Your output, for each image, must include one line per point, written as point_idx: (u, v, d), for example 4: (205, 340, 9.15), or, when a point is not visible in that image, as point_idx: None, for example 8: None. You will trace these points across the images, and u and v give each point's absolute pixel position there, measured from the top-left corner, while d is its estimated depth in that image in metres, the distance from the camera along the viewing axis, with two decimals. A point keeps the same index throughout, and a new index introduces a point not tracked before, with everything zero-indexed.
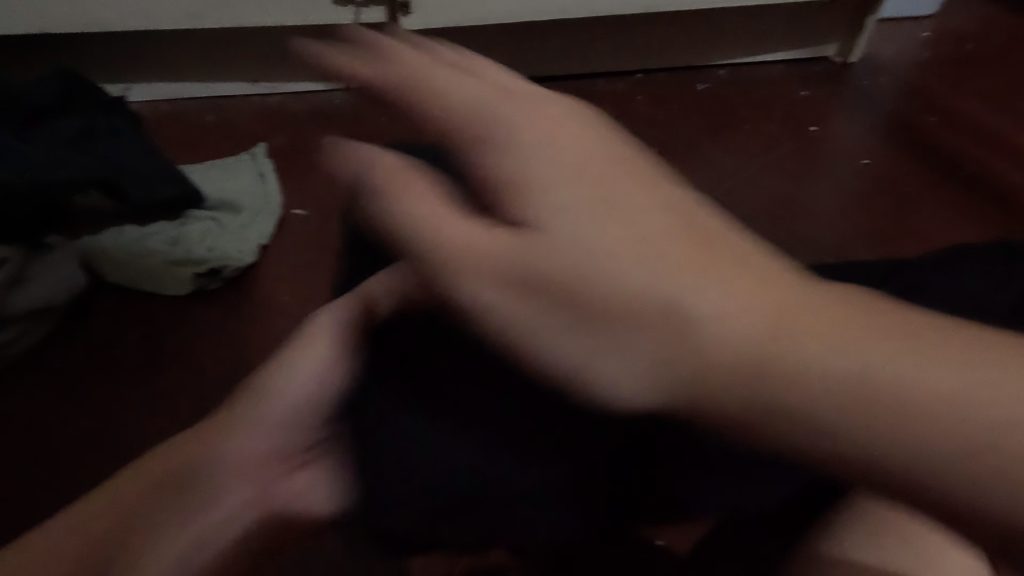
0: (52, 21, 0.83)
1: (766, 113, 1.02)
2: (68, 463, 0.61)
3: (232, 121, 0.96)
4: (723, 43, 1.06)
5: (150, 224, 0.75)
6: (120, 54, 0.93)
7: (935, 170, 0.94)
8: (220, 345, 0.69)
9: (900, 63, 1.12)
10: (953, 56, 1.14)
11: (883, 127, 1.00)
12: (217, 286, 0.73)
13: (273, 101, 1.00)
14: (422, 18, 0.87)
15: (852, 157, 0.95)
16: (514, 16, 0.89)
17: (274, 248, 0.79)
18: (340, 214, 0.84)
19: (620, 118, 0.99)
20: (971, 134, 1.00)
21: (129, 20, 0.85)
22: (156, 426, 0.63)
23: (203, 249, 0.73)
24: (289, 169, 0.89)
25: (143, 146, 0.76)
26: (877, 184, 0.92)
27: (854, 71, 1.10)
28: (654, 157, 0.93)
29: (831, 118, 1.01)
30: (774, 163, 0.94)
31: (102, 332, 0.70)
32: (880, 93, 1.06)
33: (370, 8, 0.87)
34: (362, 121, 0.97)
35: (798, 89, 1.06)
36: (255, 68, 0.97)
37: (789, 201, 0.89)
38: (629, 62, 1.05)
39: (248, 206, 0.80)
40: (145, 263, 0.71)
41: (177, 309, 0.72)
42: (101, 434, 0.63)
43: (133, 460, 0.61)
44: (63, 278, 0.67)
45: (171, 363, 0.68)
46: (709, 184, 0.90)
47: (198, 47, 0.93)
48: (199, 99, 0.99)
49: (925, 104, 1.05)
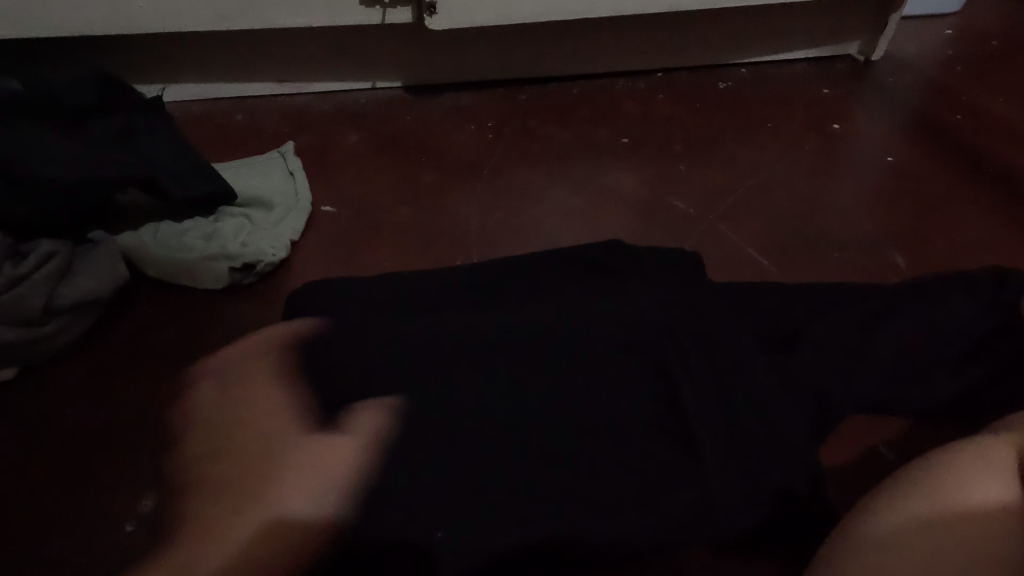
0: (89, 24, 0.85)
1: (788, 111, 1.02)
2: (109, 450, 0.63)
3: (261, 121, 0.98)
4: (744, 42, 1.06)
5: (185, 221, 0.77)
6: (153, 56, 0.95)
7: (960, 168, 0.94)
8: (253, 338, 0.71)
9: (924, 61, 1.11)
10: (978, 53, 1.14)
11: (907, 125, 1.00)
12: (250, 280, 0.75)
13: (300, 101, 1.02)
14: (447, 18, 0.89)
15: (876, 155, 0.95)
16: (537, 16, 0.90)
17: (304, 244, 0.80)
18: (368, 211, 0.85)
19: (641, 116, 1.00)
20: (997, 131, 0.99)
21: (163, 23, 0.87)
22: None
23: (237, 244, 0.75)
24: (316, 168, 0.91)
25: (178, 145, 0.79)
26: (901, 181, 0.92)
27: (877, 69, 1.09)
28: (677, 155, 0.94)
29: (853, 116, 1.01)
30: (797, 160, 0.94)
31: (139, 325, 0.72)
32: (904, 91, 1.06)
33: (396, 9, 0.89)
34: (387, 120, 0.98)
35: (820, 87, 1.06)
36: (283, 69, 0.99)
37: (812, 199, 0.89)
38: (650, 61, 1.06)
39: (278, 202, 0.82)
40: (182, 258, 0.73)
41: (211, 302, 0.74)
42: (140, 422, 0.65)
43: None
44: (107, 270, 0.69)
45: (206, 355, 0.69)
46: (731, 182, 0.91)
47: (228, 49, 0.96)
48: (229, 99, 1.02)
49: (949, 102, 1.04)
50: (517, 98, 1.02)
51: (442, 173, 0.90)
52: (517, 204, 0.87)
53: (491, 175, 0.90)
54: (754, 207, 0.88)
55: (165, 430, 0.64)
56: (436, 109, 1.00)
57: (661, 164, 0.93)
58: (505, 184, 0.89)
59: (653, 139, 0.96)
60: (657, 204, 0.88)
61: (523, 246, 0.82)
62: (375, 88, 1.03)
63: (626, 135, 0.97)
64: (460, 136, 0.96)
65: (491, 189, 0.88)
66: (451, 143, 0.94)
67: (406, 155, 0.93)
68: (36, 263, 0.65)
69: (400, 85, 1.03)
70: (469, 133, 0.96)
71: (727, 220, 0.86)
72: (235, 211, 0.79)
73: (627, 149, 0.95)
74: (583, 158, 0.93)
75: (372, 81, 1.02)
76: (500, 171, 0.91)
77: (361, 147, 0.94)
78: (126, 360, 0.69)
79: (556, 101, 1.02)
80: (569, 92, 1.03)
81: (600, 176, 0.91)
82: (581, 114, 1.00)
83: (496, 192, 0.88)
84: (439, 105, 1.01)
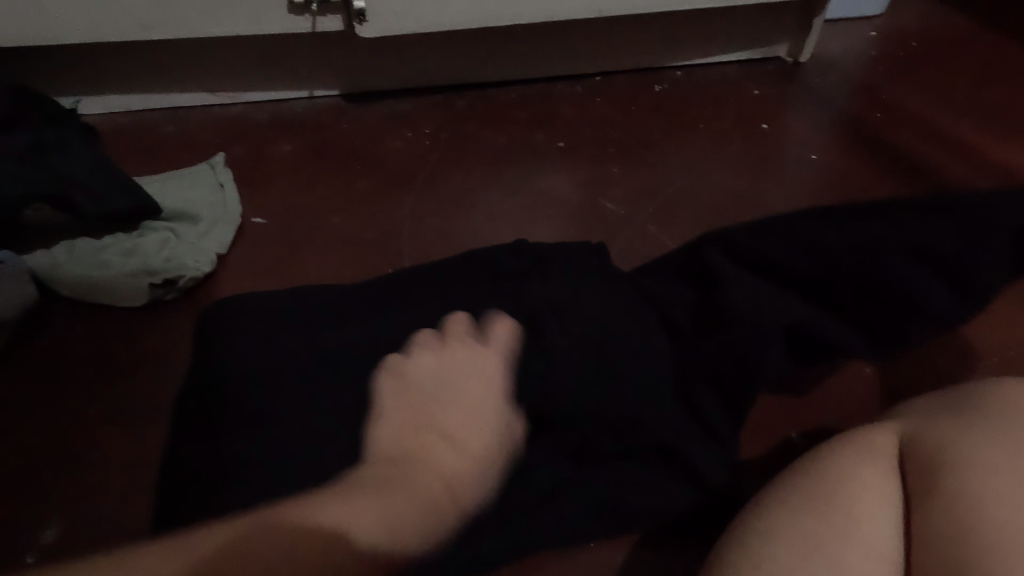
0: (1, 35, 0.82)
1: (719, 113, 1.05)
2: (20, 477, 0.60)
3: (191, 133, 0.96)
4: (676, 45, 1.09)
5: (103, 237, 0.75)
6: (73, 68, 0.92)
7: (880, 163, 0.98)
8: (177, 355, 0.69)
9: (848, 62, 1.16)
10: (899, 53, 1.19)
11: (832, 123, 1.04)
12: (173, 296, 0.73)
13: (232, 111, 1.00)
14: (378, 25, 0.88)
15: (802, 153, 0.99)
16: (468, 23, 0.91)
17: (233, 257, 0.79)
18: (302, 220, 0.84)
19: (578, 120, 1.01)
20: (916, 128, 1.04)
21: (80, 33, 0.84)
22: (112, 437, 0.63)
23: (158, 259, 0.73)
24: (248, 178, 0.89)
25: (95, 159, 0.76)
26: (825, 178, 0.95)
27: (804, 70, 1.14)
28: (612, 158, 0.96)
29: (781, 116, 1.05)
30: (728, 160, 0.97)
31: (55, 346, 0.69)
32: (829, 91, 1.10)
33: (325, 16, 0.88)
34: (323, 128, 0.97)
35: (750, 88, 1.09)
36: (213, 78, 0.97)
37: (742, 197, 0.92)
38: (586, 66, 1.08)
39: (204, 215, 0.80)
40: (98, 275, 0.71)
41: (132, 320, 0.71)
42: (56, 447, 0.62)
43: (87, 473, 0.61)
44: (12, 293, 0.66)
45: (127, 375, 0.67)
46: (665, 182, 0.93)
47: (154, 59, 0.93)
48: (158, 111, 0.99)
49: (872, 100, 1.09)
50: (455, 104, 1.02)
51: (378, 181, 0.90)
52: (454, 210, 0.87)
53: (429, 182, 0.90)
54: (686, 207, 0.90)
55: (81, 454, 0.62)
56: (374, 117, 0.99)
57: (596, 167, 0.94)
58: (442, 190, 0.89)
59: (588, 143, 0.98)
60: (592, 206, 0.89)
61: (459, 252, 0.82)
62: (310, 96, 1.02)
63: (563, 138, 0.98)
64: (397, 143, 0.95)
65: (428, 196, 0.88)
66: (388, 151, 0.94)
67: (342, 163, 0.92)
68: None
69: (336, 93, 1.02)
70: (406, 140, 0.96)
71: (659, 220, 0.88)
72: (158, 224, 0.77)
73: (564, 153, 0.96)
74: (521, 162, 0.94)
75: (308, 90, 1.01)
76: (438, 177, 0.91)
77: (295, 156, 0.93)
78: (39, 383, 0.66)
79: (493, 106, 1.02)
80: (506, 98, 1.04)
81: (537, 180, 0.92)
82: (518, 118, 1.01)
83: (432, 198, 0.88)
84: (376, 112, 1.00)
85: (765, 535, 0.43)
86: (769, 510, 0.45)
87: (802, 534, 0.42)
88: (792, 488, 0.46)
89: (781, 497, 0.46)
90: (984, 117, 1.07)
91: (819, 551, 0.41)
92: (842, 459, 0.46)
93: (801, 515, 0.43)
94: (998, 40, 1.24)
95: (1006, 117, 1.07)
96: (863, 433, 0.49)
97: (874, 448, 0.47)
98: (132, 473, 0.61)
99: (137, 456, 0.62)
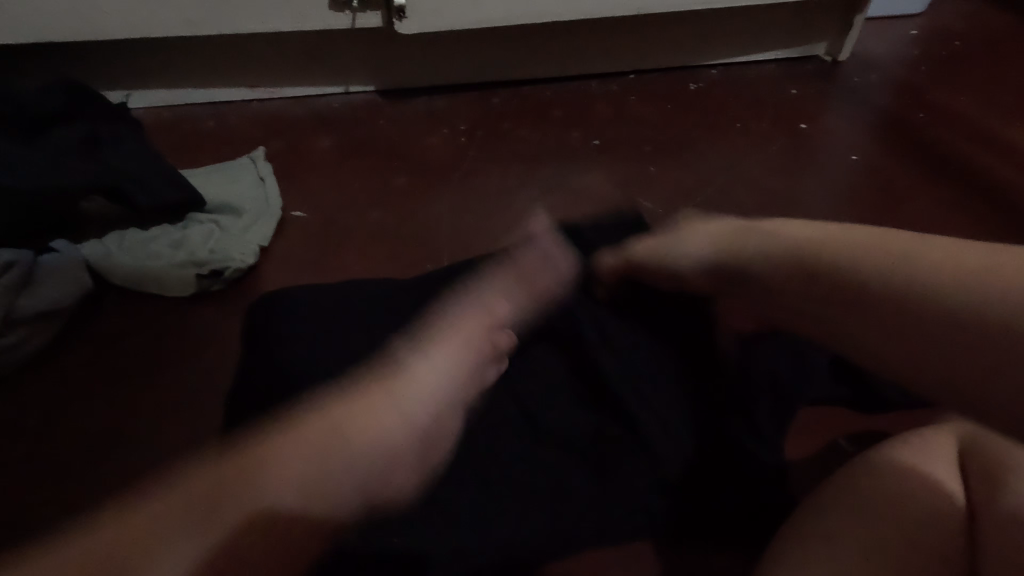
0: (54, 30, 0.84)
1: (757, 111, 1.03)
2: (75, 460, 0.62)
3: (232, 127, 0.98)
4: (713, 43, 1.08)
5: (152, 228, 0.77)
6: (121, 63, 0.94)
7: (923, 163, 0.96)
8: (225, 345, 0.71)
9: (889, 60, 1.14)
10: (941, 52, 1.16)
11: (873, 123, 1.02)
12: (219, 287, 0.75)
13: (271, 106, 1.01)
14: (417, 22, 0.89)
15: (842, 154, 0.97)
16: (507, 19, 0.91)
17: (275, 250, 0.80)
18: (341, 215, 0.85)
19: (613, 118, 1.01)
20: (960, 128, 1.02)
21: (130, 28, 0.86)
22: (162, 424, 0.65)
23: (204, 250, 0.75)
24: (288, 173, 0.90)
25: (144, 151, 0.78)
26: (865, 179, 0.94)
27: (844, 69, 1.12)
28: (647, 156, 0.95)
29: (820, 115, 1.03)
30: (765, 159, 0.96)
31: (106, 333, 0.71)
32: (870, 90, 1.08)
33: (366, 13, 0.89)
34: (360, 123, 0.98)
35: (788, 87, 1.08)
36: (254, 74, 0.99)
37: (780, 197, 0.91)
38: (621, 63, 1.07)
39: (247, 208, 0.81)
40: (148, 265, 0.73)
41: (180, 310, 0.73)
42: (108, 431, 0.64)
43: (138, 457, 0.63)
44: (66, 281, 0.69)
45: (176, 363, 0.69)
46: (702, 180, 0.92)
47: (198, 55, 0.95)
48: (199, 105, 1.01)
49: (913, 100, 1.06)
50: (490, 101, 1.02)
51: (415, 176, 0.90)
52: (489, 207, 0.87)
53: (464, 178, 0.91)
54: (723, 207, 0.89)
55: (131, 438, 0.64)
56: (409, 113, 1.00)
57: (631, 165, 0.94)
58: (479, 187, 0.90)
59: (623, 141, 0.97)
60: (627, 205, 0.89)
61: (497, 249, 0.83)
62: (347, 92, 1.03)
63: (598, 136, 0.98)
64: (433, 140, 0.96)
65: (464, 192, 0.89)
66: (424, 147, 0.95)
67: (379, 159, 0.93)
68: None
69: (373, 89, 1.03)
70: (442, 137, 0.96)
71: (696, 220, 0.87)
72: (203, 216, 0.79)
73: (599, 151, 0.96)
74: (556, 159, 0.94)
75: (345, 85, 1.02)
76: (474, 174, 0.91)
77: (334, 151, 0.94)
78: (92, 368, 0.68)
79: (528, 103, 1.03)
80: (541, 95, 1.04)
81: (572, 177, 0.92)
82: (553, 116, 1.01)
83: (469, 195, 0.89)
84: (412, 108, 1.01)
85: (824, 541, 0.42)
86: (824, 514, 0.45)
87: (864, 538, 0.41)
88: (845, 489, 0.46)
89: (837, 500, 0.45)
90: None
91: (881, 555, 0.40)
92: (899, 466, 0.46)
93: (862, 520, 0.43)
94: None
95: None
96: (921, 440, 0.48)
97: (933, 456, 0.46)
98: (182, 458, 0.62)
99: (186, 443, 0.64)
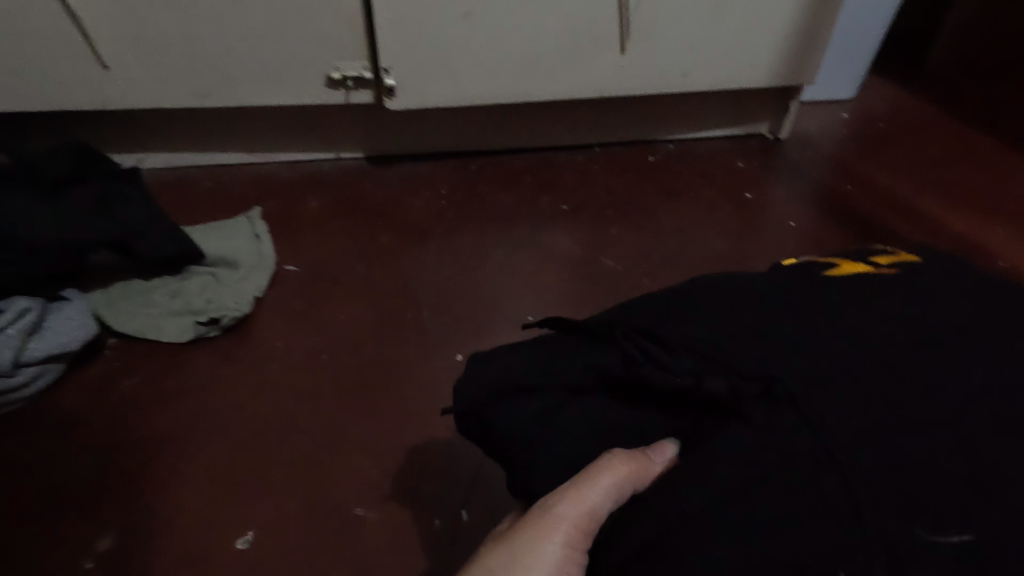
0: (76, 100, 0.94)
1: (705, 182, 1.16)
2: (78, 483, 0.68)
3: (230, 188, 1.06)
4: (668, 123, 1.22)
5: (152, 279, 0.85)
6: (135, 129, 1.04)
7: (855, 233, 1.08)
8: (224, 385, 0.77)
9: (826, 139, 1.29)
10: (869, 133, 1.31)
11: (815, 197, 1.15)
12: (177, 343, 0.80)
13: (266, 168, 1.10)
14: (405, 99, 1.00)
15: (781, 221, 1.09)
16: (486, 97, 1.03)
17: (268, 299, 0.87)
18: (330, 268, 0.92)
19: (580, 185, 1.12)
20: (884, 200, 1.15)
21: (136, 99, 0.95)
22: (172, 446, 0.71)
23: (202, 299, 0.82)
24: (282, 230, 0.98)
25: (153, 212, 0.85)
26: (803, 244, 1.05)
27: (784, 145, 1.26)
28: (608, 220, 1.06)
29: (764, 187, 1.16)
30: (715, 224, 1.07)
31: (103, 376, 0.76)
32: (808, 166, 1.22)
33: (357, 91, 1.00)
34: (349, 187, 1.07)
35: (735, 160, 1.21)
36: (254, 140, 1.08)
37: (727, 256, 1.02)
38: (587, 137, 1.20)
39: (242, 261, 0.88)
40: (149, 314, 0.81)
41: (175, 355, 0.79)
42: (113, 460, 0.69)
43: (158, 477, 0.69)
44: (75, 326, 0.75)
45: (170, 404, 0.75)
46: (659, 243, 1.03)
47: (205, 122, 1.04)
48: (200, 167, 1.09)
49: (844, 174, 1.20)
50: (469, 168, 1.13)
51: (399, 235, 0.99)
52: (465, 261, 0.96)
53: (445, 236, 0.99)
54: (677, 263, 0.99)
55: (136, 474, 0.69)
56: (394, 178, 1.10)
57: (596, 227, 1.04)
58: (455, 244, 0.98)
59: (587, 206, 1.08)
60: (590, 262, 0.98)
61: (473, 300, 0.90)
62: (336, 158, 1.13)
63: (565, 202, 1.08)
64: (416, 202, 1.05)
65: (444, 250, 0.97)
66: (407, 208, 1.04)
67: (363, 221, 1.01)
68: (12, 318, 0.71)
69: (361, 155, 1.13)
70: (424, 200, 1.06)
71: (652, 275, 0.97)
72: (201, 270, 0.86)
73: (566, 215, 1.06)
74: (529, 222, 1.04)
75: (335, 152, 1.12)
76: (455, 231, 1.01)
77: (323, 211, 1.02)
78: (98, 399, 0.74)
79: (503, 171, 1.13)
80: (515, 163, 1.15)
81: (544, 240, 1.01)
82: (526, 182, 1.12)
83: (447, 253, 0.97)
84: (397, 173, 1.11)
85: None
86: None
87: None
88: None
89: None
90: (947, 190, 1.17)
91: None
92: None
93: None
94: (965, 120, 1.35)
95: (975, 194, 1.17)
96: None
97: None
98: (200, 482, 0.69)
99: (202, 469, 0.70)
